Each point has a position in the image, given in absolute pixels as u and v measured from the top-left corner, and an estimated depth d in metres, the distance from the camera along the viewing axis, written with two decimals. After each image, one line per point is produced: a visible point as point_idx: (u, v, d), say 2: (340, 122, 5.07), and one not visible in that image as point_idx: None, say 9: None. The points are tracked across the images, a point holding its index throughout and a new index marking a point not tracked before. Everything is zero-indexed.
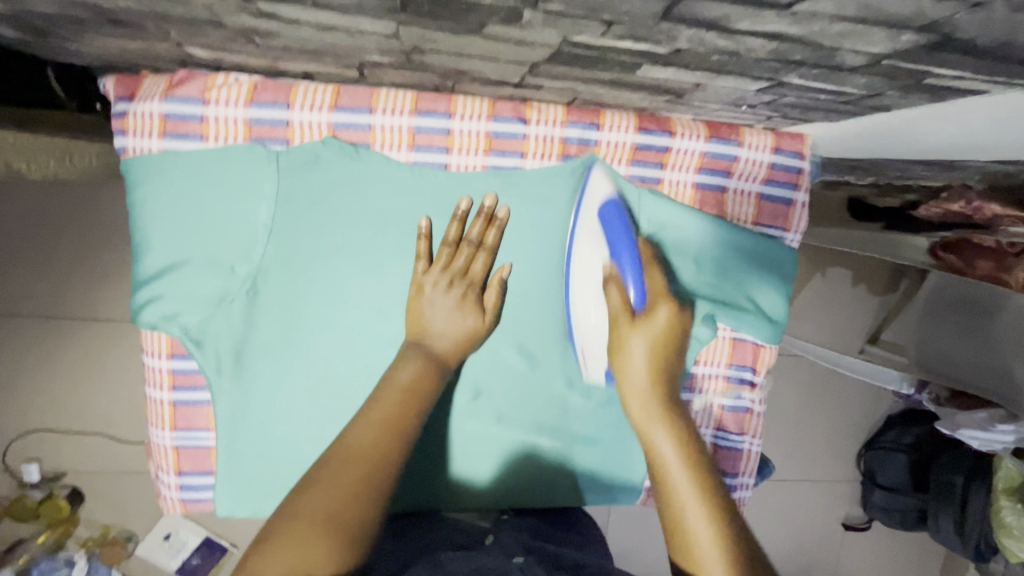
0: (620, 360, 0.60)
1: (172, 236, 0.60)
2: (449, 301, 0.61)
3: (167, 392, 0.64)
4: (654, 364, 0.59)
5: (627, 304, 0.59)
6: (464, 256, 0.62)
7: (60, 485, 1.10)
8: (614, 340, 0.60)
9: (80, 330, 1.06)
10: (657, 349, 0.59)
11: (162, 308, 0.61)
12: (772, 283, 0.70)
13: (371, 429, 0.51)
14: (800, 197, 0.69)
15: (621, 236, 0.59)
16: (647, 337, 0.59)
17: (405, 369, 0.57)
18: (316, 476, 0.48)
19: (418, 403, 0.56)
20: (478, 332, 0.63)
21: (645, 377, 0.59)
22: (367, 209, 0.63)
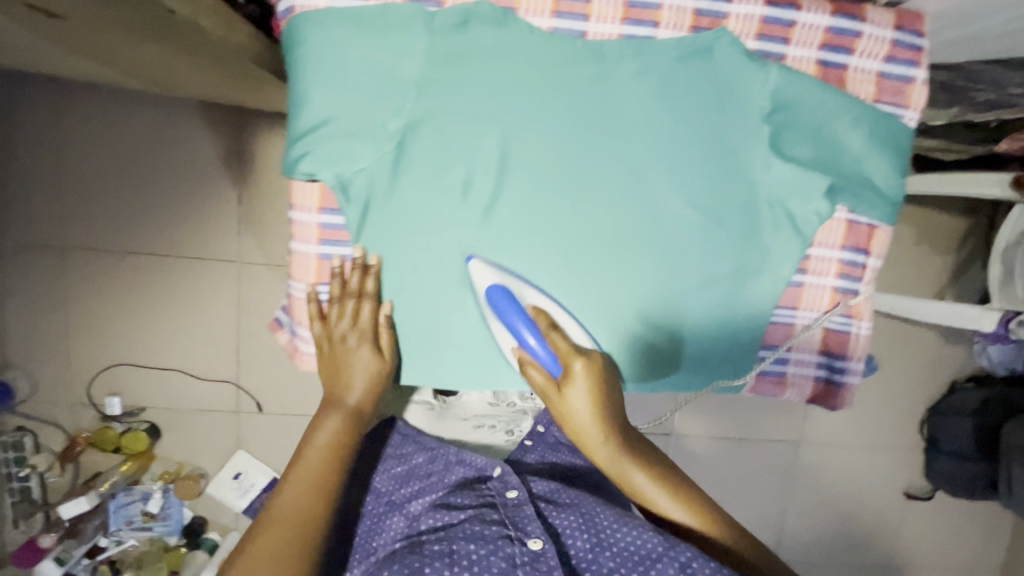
0: (571, 418, 0.69)
1: (331, 90, 0.65)
2: (359, 360, 0.71)
3: (314, 245, 0.69)
4: (595, 412, 0.68)
5: (547, 378, 0.68)
6: (351, 310, 0.69)
7: (139, 420, 1.54)
8: (558, 403, 0.69)
9: (218, 290, 1.51)
10: (593, 395, 0.68)
11: (315, 159, 0.65)
12: (888, 160, 0.72)
13: (300, 490, 0.69)
14: (921, 74, 0.70)
15: (510, 309, 0.67)
16: (580, 392, 0.67)
17: (324, 431, 0.73)
18: (264, 525, 0.67)
19: (340, 454, 0.73)
20: (381, 372, 0.72)
21: (588, 420, 0.68)
22: (509, 73, 0.66)
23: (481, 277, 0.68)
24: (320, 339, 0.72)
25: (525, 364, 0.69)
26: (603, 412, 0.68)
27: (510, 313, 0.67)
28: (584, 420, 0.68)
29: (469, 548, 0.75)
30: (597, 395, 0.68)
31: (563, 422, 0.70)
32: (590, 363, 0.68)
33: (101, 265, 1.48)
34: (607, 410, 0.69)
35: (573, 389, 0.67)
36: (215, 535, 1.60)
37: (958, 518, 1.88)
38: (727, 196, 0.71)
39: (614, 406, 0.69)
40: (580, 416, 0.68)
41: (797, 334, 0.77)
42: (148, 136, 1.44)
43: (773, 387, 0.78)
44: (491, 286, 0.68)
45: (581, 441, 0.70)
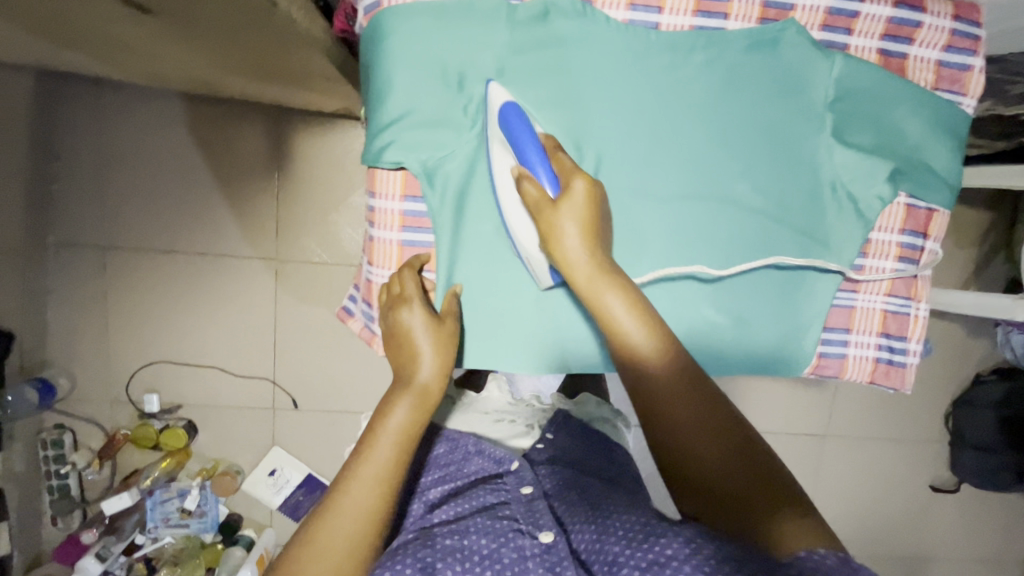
0: (560, 247, 0.63)
1: (416, 80, 0.67)
2: (418, 327, 0.67)
3: (396, 233, 0.71)
4: (587, 240, 0.63)
5: (542, 192, 0.62)
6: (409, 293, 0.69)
7: (176, 417, 1.56)
8: (545, 226, 0.63)
9: (256, 287, 1.53)
10: (585, 223, 0.63)
11: (400, 147, 0.68)
12: (948, 145, 0.74)
13: (373, 485, 0.62)
14: (978, 63, 0.73)
15: (525, 133, 0.63)
16: (571, 213, 0.62)
17: (397, 414, 0.65)
18: (326, 509, 0.60)
19: (409, 442, 0.65)
20: (451, 343, 0.69)
21: (581, 255, 0.62)
22: (586, 63, 0.69)
23: (499, 95, 0.65)
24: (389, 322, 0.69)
25: (521, 179, 0.63)
26: (599, 252, 0.63)
27: (521, 134, 0.63)
28: (574, 243, 0.62)
29: (477, 542, 0.68)
30: (592, 218, 0.63)
31: (549, 243, 0.63)
32: (590, 184, 0.63)
33: (140, 264, 1.50)
34: (605, 253, 0.64)
35: (569, 205, 0.62)
36: (250, 531, 1.61)
37: (984, 510, 1.90)
38: (793, 181, 0.74)
39: (604, 241, 0.65)
40: (568, 243, 0.62)
41: (857, 316, 0.79)
42: (187, 136, 1.46)
43: (835, 369, 0.80)
44: (505, 102, 0.65)
45: (569, 272, 0.64)
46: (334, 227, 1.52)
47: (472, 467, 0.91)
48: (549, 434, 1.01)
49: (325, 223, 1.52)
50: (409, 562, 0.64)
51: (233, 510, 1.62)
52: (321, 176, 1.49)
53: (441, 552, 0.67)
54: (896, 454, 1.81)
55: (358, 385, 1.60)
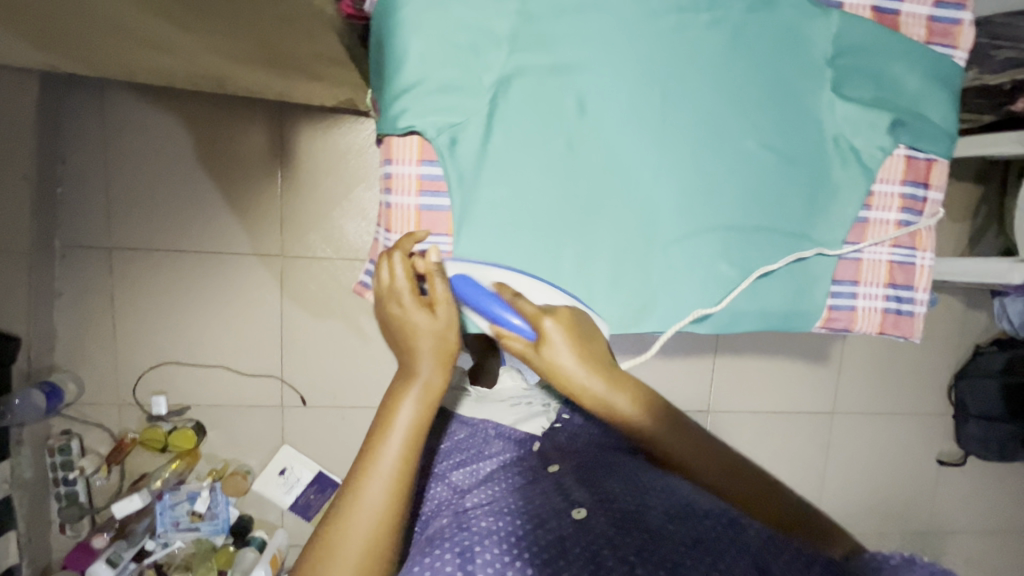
0: (558, 378, 0.66)
1: (428, 48, 0.69)
2: (423, 336, 0.64)
3: (414, 198, 0.72)
4: (577, 353, 0.65)
5: (524, 343, 0.65)
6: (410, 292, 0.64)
7: (185, 419, 1.55)
8: (541, 366, 0.66)
9: (261, 285, 1.54)
10: (569, 345, 0.65)
11: (416, 113, 0.69)
12: (943, 96, 0.77)
13: (382, 483, 0.60)
14: (968, 16, 0.76)
15: (481, 294, 0.65)
16: (558, 351, 0.64)
17: (403, 411, 0.63)
18: (341, 509, 0.61)
19: (417, 442, 0.63)
20: (443, 328, 0.64)
21: (577, 367, 0.66)
22: (594, 27, 0.71)
23: (449, 268, 0.68)
24: (382, 308, 0.67)
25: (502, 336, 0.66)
26: (591, 365, 0.66)
27: (479, 297, 0.65)
28: (574, 372, 0.66)
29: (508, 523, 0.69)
30: (575, 340, 0.66)
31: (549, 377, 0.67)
32: (561, 321, 0.65)
33: (147, 265, 1.50)
34: (593, 351, 0.67)
35: (553, 348, 0.64)
36: (262, 532, 1.60)
37: (992, 482, 1.91)
38: (797, 135, 0.76)
39: (593, 343, 0.68)
40: (566, 369, 0.65)
41: (864, 269, 0.81)
42: (192, 136, 1.48)
43: (845, 322, 0.82)
44: (454, 276, 0.67)
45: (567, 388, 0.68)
46: (339, 222, 1.53)
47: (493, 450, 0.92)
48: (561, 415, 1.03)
49: (330, 219, 1.53)
50: (447, 548, 0.66)
51: (244, 511, 1.60)
52: (326, 171, 1.51)
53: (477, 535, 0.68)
54: (895, 427, 1.85)
55: (367, 379, 1.60)
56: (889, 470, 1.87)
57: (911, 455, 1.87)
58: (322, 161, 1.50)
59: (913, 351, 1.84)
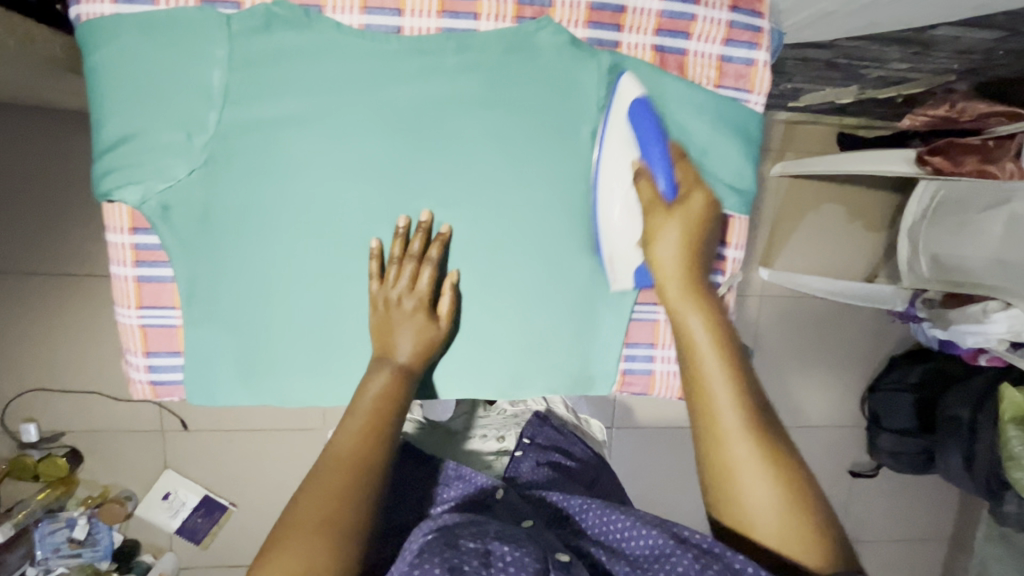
0: (653, 250, 0.65)
1: (128, 107, 0.61)
2: (410, 326, 0.65)
3: (130, 269, 0.65)
4: (686, 247, 0.64)
5: (658, 196, 0.64)
6: (410, 273, 0.65)
7: (58, 447, 1.50)
8: (648, 228, 0.65)
9: None
10: (689, 233, 0.64)
11: (119, 178, 0.62)
12: (736, 145, 0.69)
13: (354, 436, 0.58)
14: (763, 55, 0.67)
15: (649, 134, 0.64)
16: (679, 224, 0.64)
17: (375, 380, 0.62)
18: (312, 477, 0.55)
19: (392, 405, 0.61)
20: (435, 340, 0.67)
21: (677, 261, 0.64)
22: (317, 77, 0.62)
23: (628, 91, 0.64)
24: (373, 302, 0.65)
25: (638, 176, 0.65)
26: (693, 272, 0.64)
27: (647, 136, 0.64)
28: (668, 258, 0.64)
29: (501, 547, 0.51)
30: (694, 242, 0.65)
31: (643, 248, 0.66)
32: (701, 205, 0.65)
33: (2, 289, 1.42)
34: (699, 259, 0.65)
35: (678, 217, 0.64)
36: (149, 557, 1.56)
37: (905, 492, 1.89)
38: (572, 191, 0.68)
39: (705, 246, 0.66)
40: (665, 248, 0.64)
41: (661, 330, 0.74)
42: (41, 153, 1.38)
43: (641, 386, 0.76)
44: (636, 100, 0.64)
45: (655, 271, 0.66)
46: None
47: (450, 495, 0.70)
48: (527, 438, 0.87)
49: None
50: (435, 564, 0.49)
51: (130, 536, 1.57)
52: None
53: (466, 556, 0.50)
54: (804, 439, 1.83)
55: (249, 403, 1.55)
56: None
57: (821, 468, 1.84)
58: None
59: (826, 364, 1.79)
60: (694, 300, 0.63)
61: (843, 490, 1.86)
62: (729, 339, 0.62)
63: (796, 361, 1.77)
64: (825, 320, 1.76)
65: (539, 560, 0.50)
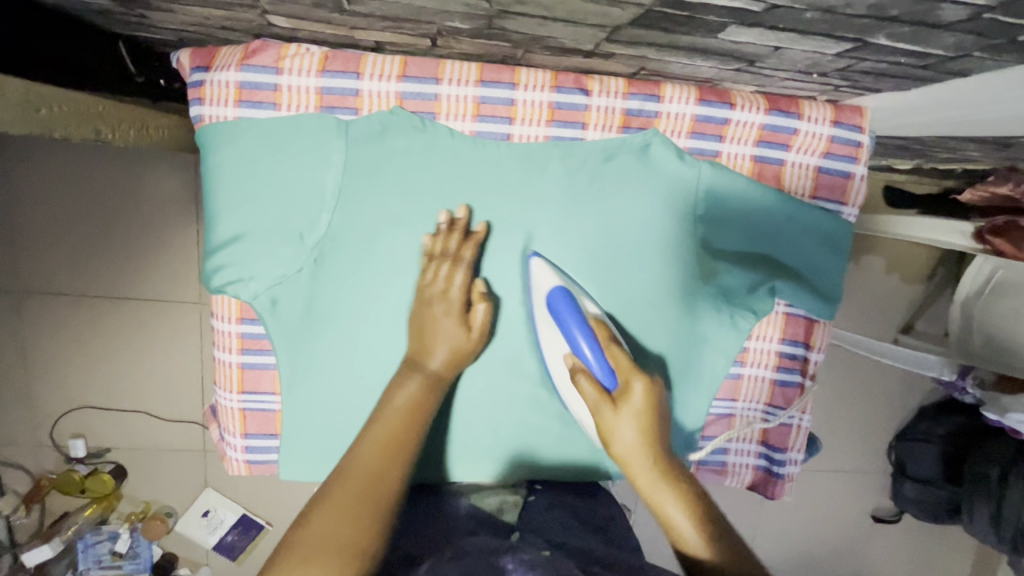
0: (611, 442, 0.54)
1: (243, 205, 0.62)
2: (447, 324, 0.61)
3: (235, 355, 0.67)
4: (647, 439, 0.53)
5: (599, 389, 0.55)
6: (444, 273, 0.62)
7: (104, 462, 1.54)
8: (600, 423, 0.55)
9: (179, 332, 1.50)
10: (644, 417, 0.53)
11: (230, 272, 0.63)
12: (825, 253, 0.70)
13: (371, 452, 0.51)
14: (860, 170, 0.69)
15: (569, 317, 0.60)
16: (631, 413, 0.53)
17: (402, 389, 0.57)
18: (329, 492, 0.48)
19: (421, 419, 0.55)
20: (467, 349, 0.62)
21: (638, 446, 0.53)
22: (427, 179, 0.64)
23: (543, 281, 0.63)
24: (416, 299, 0.63)
25: (576, 373, 0.58)
26: (658, 448, 0.53)
27: (566, 316, 0.61)
28: (629, 446, 0.53)
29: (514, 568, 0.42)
30: (653, 417, 0.54)
31: (603, 443, 0.55)
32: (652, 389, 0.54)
33: (58, 308, 1.45)
34: (664, 442, 0.54)
35: (628, 406, 0.53)
36: (185, 570, 1.60)
37: (927, 539, 1.90)
38: (665, 298, 0.69)
39: (670, 429, 0.55)
40: (622, 440, 0.53)
41: (737, 426, 0.76)
42: (103, 180, 1.40)
43: (714, 476, 0.78)
44: (553, 290, 0.62)
45: (626, 469, 0.54)
46: None
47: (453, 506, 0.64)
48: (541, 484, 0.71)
49: None
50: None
51: (167, 551, 1.60)
52: None
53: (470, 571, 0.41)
54: (828, 482, 1.84)
55: None
56: (821, 525, 1.86)
57: (843, 511, 1.86)
58: None
59: (855, 410, 1.80)
60: (668, 483, 0.51)
61: (863, 534, 1.88)
62: (713, 523, 0.50)
63: (826, 406, 1.78)
64: (856, 367, 1.77)
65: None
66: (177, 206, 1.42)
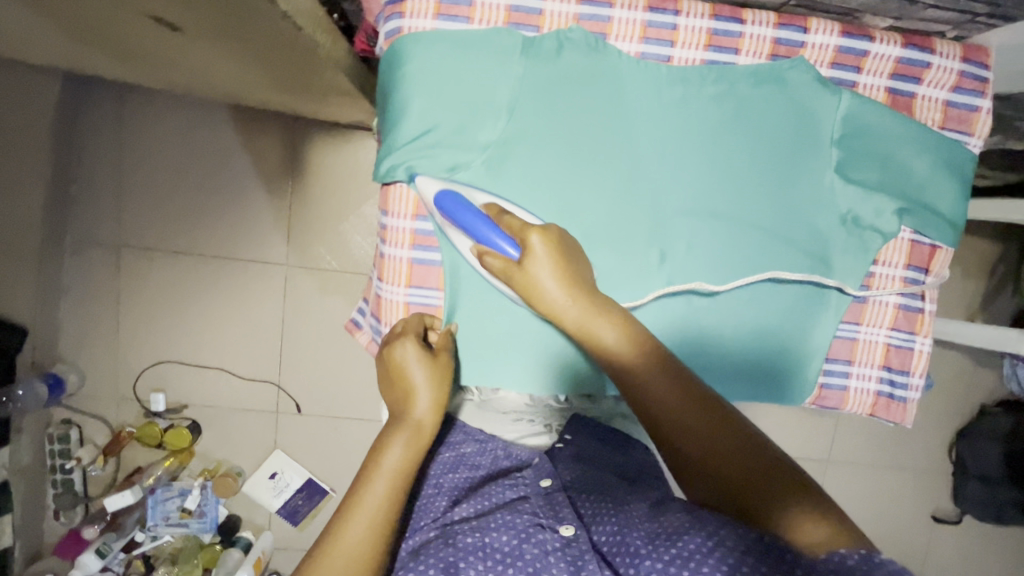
0: (538, 294, 0.64)
1: (429, 106, 0.69)
2: (410, 362, 0.67)
3: (407, 251, 0.73)
4: (559, 276, 0.63)
5: (504, 259, 0.64)
6: (405, 325, 0.71)
7: (181, 417, 1.58)
8: (523, 283, 0.64)
9: (264, 292, 1.55)
10: (554, 265, 0.63)
11: (410, 167, 0.70)
12: (951, 183, 0.75)
13: (368, 529, 0.58)
14: (986, 104, 0.74)
15: (467, 213, 0.65)
16: (541, 264, 0.63)
17: (392, 453, 0.63)
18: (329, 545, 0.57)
19: (404, 481, 0.61)
20: (446, 383, 0.69)
21: (555, 287, 0.63)
22: (593, 95, 0.70)
23: (432, 188, 0.68)
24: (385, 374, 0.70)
25: (487, 257, 0.65)
26: (568, 283, 0.63)
27: (467, 217, 0.65)
28: (554, 292, 0.63)
29: (499, 537, 0.59)
30: (559, 258, 0.64)
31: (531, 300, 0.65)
32: (548, 238, 0.63)
33: (154, 265, 1.52)
34: (576, 279, 0.64)
35: (534, 262, 0.63)
36: (249, 533, 1.61)
37: (989, 544, 1.87)
38: (796, 216, 0.75)
39: (578, 266, 0.65)
40: (547, 291, 0.63)
41: (859, 349, 0.79)
42: (207, 142, 1.48)
43: (835, 400, 0.81)
44: (440, 193, 0.66)
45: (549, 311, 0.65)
46: (345, 233, 1.54)
47: (481, 467, 0.77)
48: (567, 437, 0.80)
49: (335, 234, 1.54)
50: (432, 564, 0.58)
51: (232, 512, 1.62)
52: (334, 187, 1.52)
53: (463, 552, 0.59)
54: (888, 479, 1.83)
55: (359, 393, 1.62)
56: (880, 523, 1.84)
57: (902, 510, 1.84)
58: (331, 175, 1.51)
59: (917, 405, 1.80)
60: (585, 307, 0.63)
61: (925, 536, 1.85)
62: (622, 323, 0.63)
63: None
64: None
65: (537, 548, 0.58)
66: (274, 170, 1.50)
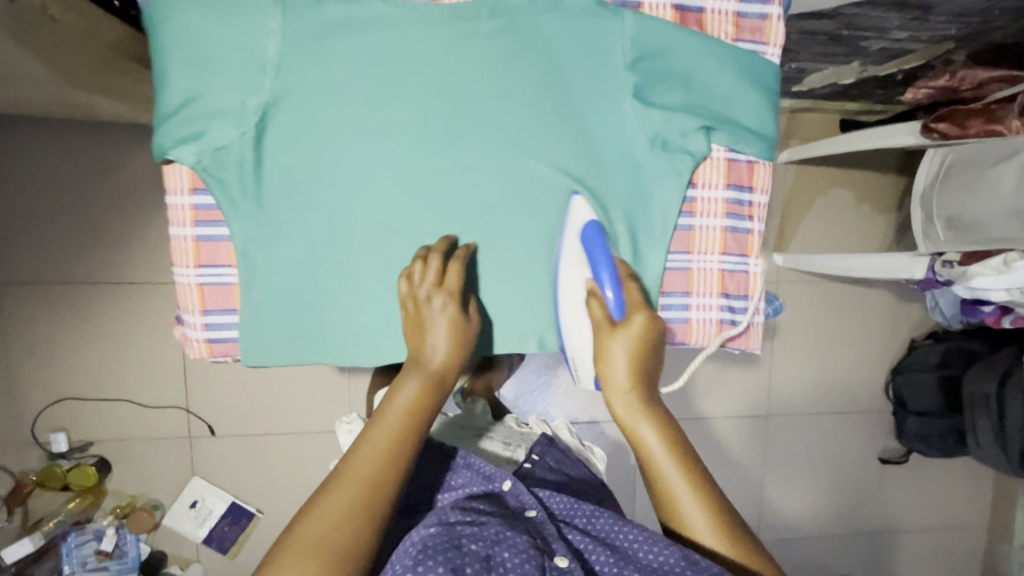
0: (606, 367, 0.70)
1: (187, 73, 0.65)
2: (442, 324, 0.69)
3: (190, 228, 0.69)
4: (632, 366, 0.69)
5: (604, 314, 0.70)
6: (434, 266, 0.69)
7: (88, 456, 1.51)
8: (598, 349, 0.70)
9: (158, 314, 1.50)
10: (635, 352, 0.69)
11: (178, 138, 0.65)
12: (755, 94, 0.73)
13: (372, 461, 0.62)
14: (776, 10, 0.72)
15: (600, 253, 0.70)
16: (624, 343, 0.69)
17: (403, 394, 0.67)
18: (327, 484, 0.61)
19: (413, 427, 0.66)
20: (466, 332, 0.70)
21: (625, 376, 0.69)
22: (364, 44, 0.67)
23: (581, 211, 0.72)
24: (408, 303, 0.69)
25: (591, 296, 0.71)
26: (640, 386, 0.70)
27: (599, 255, 0.70)
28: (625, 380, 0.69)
29: (501, 553, 0.61)
30: (640, 358, 0.70)
31: (597, 365, 0.71)
32: (645, 330, 0.69)
33: (39, 300, 1.46)
34: (647, 387, 0.70)
35: (624, 334, 0.69)
36: (175, 568, 1.55)
37: (937, 476, 1.87)
38: (603, 145, 0.72)
39: (653, 359, 0.71)
40: (616, 370, 0.69)
41: (695, 278, 0.77)
42: (77, 165, 1.43)
43: (679, 335, 0.78)
44: (588, 223, 0.71)
45: (611, 388, 0.70)
46: None
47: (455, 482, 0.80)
48: (534, 456, 0.95)
49: None
50: (438, 561, 0.58)
51: (156, 547, 1.55)
52: None
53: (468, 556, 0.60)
54: (831, 426, 1.81)
55: (274, 406, 1.56)
56: (828, 471, 1.83)
57: (849, 454, 1.83)
58: None
59: (848, 348, 1.79)
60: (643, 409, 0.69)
61: (874, 477, 1.85)
62: (674, 432, 0.69)
63: (813, 345, 1.77)
64: (842, 304, 1.76)
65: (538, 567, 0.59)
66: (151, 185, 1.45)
